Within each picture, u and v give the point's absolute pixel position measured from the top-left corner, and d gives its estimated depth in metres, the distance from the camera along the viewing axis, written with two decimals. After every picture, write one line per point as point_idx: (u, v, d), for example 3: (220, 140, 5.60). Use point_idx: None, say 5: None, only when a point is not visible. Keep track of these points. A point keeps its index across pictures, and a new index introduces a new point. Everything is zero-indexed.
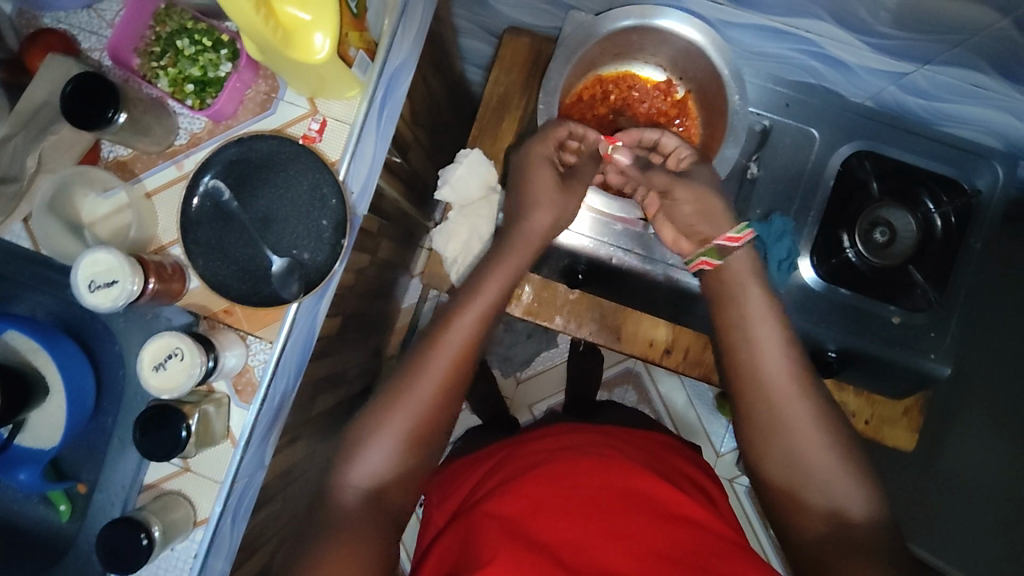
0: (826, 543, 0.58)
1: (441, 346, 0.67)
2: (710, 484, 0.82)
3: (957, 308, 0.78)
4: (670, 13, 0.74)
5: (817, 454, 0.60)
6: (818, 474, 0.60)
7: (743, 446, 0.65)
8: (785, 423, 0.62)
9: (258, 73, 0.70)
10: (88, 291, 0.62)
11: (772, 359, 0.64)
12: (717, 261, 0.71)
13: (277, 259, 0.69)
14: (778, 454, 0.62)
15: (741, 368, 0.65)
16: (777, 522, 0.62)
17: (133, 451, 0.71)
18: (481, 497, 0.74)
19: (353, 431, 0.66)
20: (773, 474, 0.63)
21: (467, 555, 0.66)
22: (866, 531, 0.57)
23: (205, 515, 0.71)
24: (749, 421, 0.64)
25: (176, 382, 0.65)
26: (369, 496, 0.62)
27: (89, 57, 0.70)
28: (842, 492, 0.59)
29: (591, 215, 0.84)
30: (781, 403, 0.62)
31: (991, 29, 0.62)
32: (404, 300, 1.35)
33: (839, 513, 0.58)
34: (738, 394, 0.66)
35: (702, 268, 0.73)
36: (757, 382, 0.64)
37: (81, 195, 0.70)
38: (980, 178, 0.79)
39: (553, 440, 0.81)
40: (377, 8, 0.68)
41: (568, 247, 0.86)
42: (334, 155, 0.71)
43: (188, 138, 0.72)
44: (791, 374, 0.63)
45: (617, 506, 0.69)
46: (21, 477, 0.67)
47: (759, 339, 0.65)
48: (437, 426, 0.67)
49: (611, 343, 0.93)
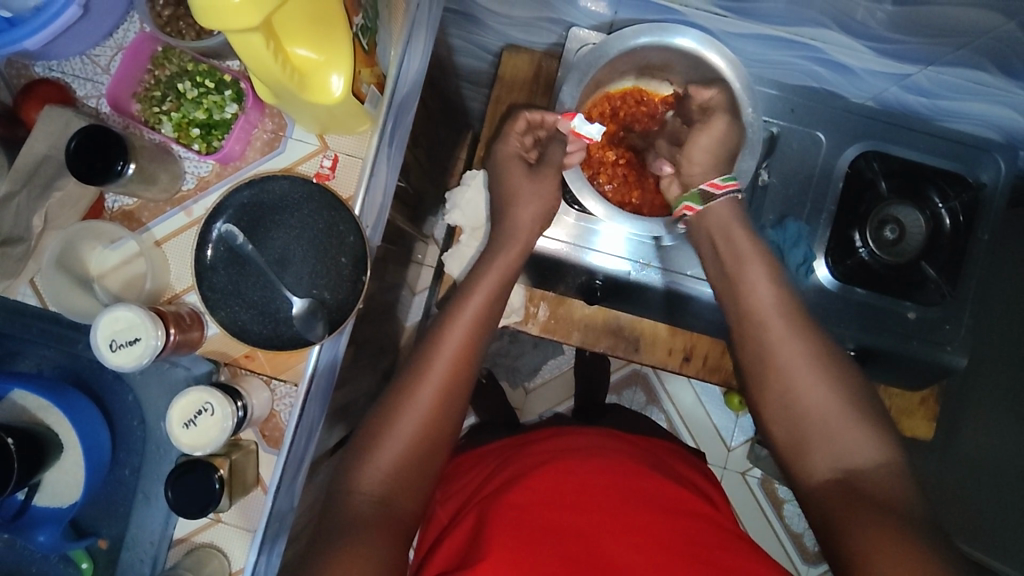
0: (830, 496, 0.59)
1: (437, 354, 0.67)
2: (712, 489, 0.81)
3: (968, 300, 0.83)
4: (686, 31, 0.75)
5: (820, 407, 0.63)
6: (823, 428, 0.62)
7: (752, 407, 0.68)
8: (788, 381, 0.64)
9: (264, 112, 0.69)
10: (110, 350, 0.61)
11: (773, 312, 0.67)
12: (699, 206, 0.74)
13: (297, 301, 0.67)
14: (783, 413, 0.65)
15: (741, 319, 0.69)
16: (791, 476, 0.64)
17: (160, 504, 0.69)
18: (486, 493, 0.71)
19: (360, 442, 0.64)
20: (782, 435, 0.65)
21: (470, 549, 0.64)
22: (876, 481, 0.57)
23: (240, 564, 0.70)
24: (751, 376, 0.68)
25: (208, 437, 0.64)
26: (378, 501, 0.60)
27: (86, 105, 0.68)
28: (850, 451, 0.60)
29: (570, 220, 0.85)
30: (782, 358, 0.65)
31: (998, 31, 0.64)
32: (408, 318, 1.33)
33: (846, 469, 0.59)
34: (744, 339, 0.69)
35: (684, 214, 0.75)
36: (756, 322, 0.68)
37: (88, 248, 0.68)
38: (984, 171, 0.83)
39: (560, 438, 0.79)
40: (384, 40, 0.67)
41: (546, 253, 0.87)
42: (347, 192, 0.70)
43: (196, 182, 0.70)
44: (794, 329, 0.66)
45: (627, 500, 0.68)
46: (40, 539, 0.65)
47: (755, 279, 0.69)
48: (442, 439, 0.66)
49: (631, 353, 0.96)
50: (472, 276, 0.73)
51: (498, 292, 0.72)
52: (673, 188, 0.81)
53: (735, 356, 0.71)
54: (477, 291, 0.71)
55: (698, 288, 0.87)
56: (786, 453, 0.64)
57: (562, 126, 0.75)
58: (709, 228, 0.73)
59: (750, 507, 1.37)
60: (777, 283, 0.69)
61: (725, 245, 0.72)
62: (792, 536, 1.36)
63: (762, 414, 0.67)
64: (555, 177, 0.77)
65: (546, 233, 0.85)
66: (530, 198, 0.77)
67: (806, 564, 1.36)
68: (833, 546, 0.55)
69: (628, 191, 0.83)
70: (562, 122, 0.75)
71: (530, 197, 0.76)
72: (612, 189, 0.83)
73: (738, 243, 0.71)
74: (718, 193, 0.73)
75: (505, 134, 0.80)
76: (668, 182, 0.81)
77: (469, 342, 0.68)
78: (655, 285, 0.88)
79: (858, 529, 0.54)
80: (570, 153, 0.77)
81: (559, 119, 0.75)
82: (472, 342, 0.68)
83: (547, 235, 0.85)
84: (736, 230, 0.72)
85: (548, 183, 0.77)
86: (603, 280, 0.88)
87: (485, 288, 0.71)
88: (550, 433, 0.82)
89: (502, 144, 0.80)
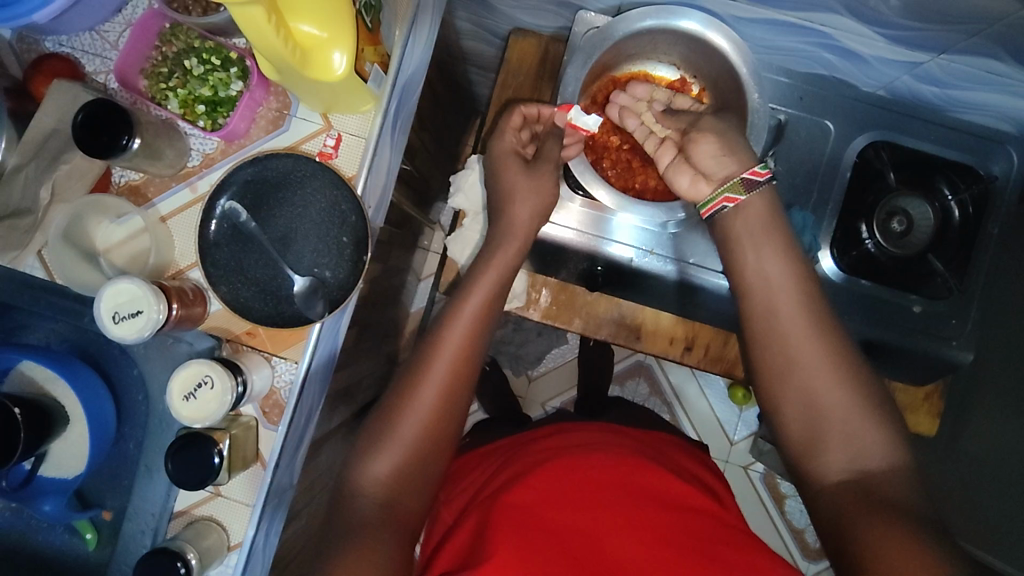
0: (842, 494, 0.56)
1: (440, 350, 0.66)
2: (719, 485, 0.80)
3: (976, 295, 0.82)
4: (690, 14, 0.74)
5: (840, 405, 0.59)
6: (840, 427, 0.59)
7: (764, 402, 0.64)
8: (809, 388, 0.60)
9: (269, 90, 0.69)
10: (113, 322, 0.62)
11: (793, 313, 0.62)
12: (742, 195, 0.65)
13: (299, 278, 0.68)
14: (798, 412, 0.61)
15: (756, 310, 0.64)
16: (798, 470, 0.61)
17: (161, 478, 0.69)
18: (488, 493, 0.71)
19: (364, 439, 0.64)
20: (794, 441, 0.61)
21: (474, 549, 0.64)
22: (886, 482, 0.55)
23: (239, 539, 0.71)
24: (773, 372, 0.62)
25: (208, 411, 0.64)
26: (379, 499, 0.60)
27: (95, 80, 0.69)
28: (861, 459, 0.57)
29: (579, 207, 0.86)
30: (804, 359, 0.61)
31: (1010, 18, 0.62)
32: (414, 303, 1.34)
33: (858, 469, 0.57)
34: (752, 339, 0.64)
35: (723, 207, 0.67)
36: (771, 323, 0.63)
37: (94, 223, 0.69)
38: (996, 163, 0.82)
39: (564, 437, 0.79)
40: (389, 19, 0.68)
41: (554, 240, 0.87)
42: (350, 171, 0.70)
43: (201, 159, 0.71)
44: (814, 326, 0.62)
45: (628, 500, 0.68)
46: (45, 508, 0.66)
47: (773, 279, 0.63)
48: (447, 436, 0.65)
49: (632, 342, 0.98)
50: (475, 262, 0.73)
51: (500, 276, 0.71)
52: (703, 186, 0.70)
53: (748, 352, 0.66)
54: (480, 279, 0.70)
55: (710, 279, 0.86)
56: (795, 450, 0.61)
57: (559, 119, 0.76)
58: (739, 222, 0.66)
59: (752, 502, 1.37)
60: (798, 271, 0.64)
61: (745, 239, 0.66)
62: (791, 530, 1.36)
63: (775, 409, 0.63)
64: (552, 175, 0.76)
65: (552, 220, 0.85)
66: (531, 182, 0.75)
67: (806, 560, 1.35)
68: (839, 541, 0.54)
69: (632, 175, 0.84)
70: (558, 116, 0.76)
71: (530, 184, 0.75)
72: (615, 175, 0.84)
73: (761, 242, 0.65)
74: (761, 181, 0.66)
75: (500, 131, 0.78)
76: (694, 181, 0.71)
77: (471, 330, 0.67)
78: (659, 272, 0.88)
79: (866, 529, 0.52)
80: (566, 147, 0.79)
81: (554, 112, 0.76)
82: (473, 337, 0.67)
83: (555, 222, 0.86)
84: (760, 231, 0.65)
85: (547, 180, 0.76)
86: (604, 267, 0.89)
87: (487, 273, 0.71)
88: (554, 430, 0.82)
89: (498, 140, 0.78)
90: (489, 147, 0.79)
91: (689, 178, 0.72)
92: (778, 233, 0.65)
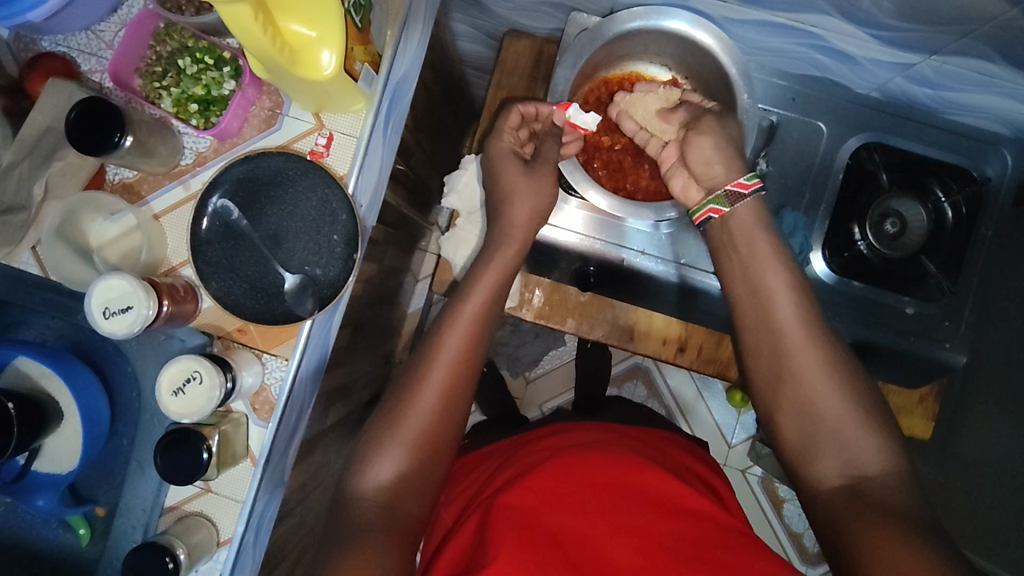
0: (838, 504, 0.56)
1: (439, 351, 0.66)
2: (722, 486, 0.80)
3: (970, 296, 0.82)
4: (678, 14, 0.75)
5: (834, 416, 0.58)
6: (834, 436, 0.58)
7: (762, 411, 0.63)
8: (808, 394, 0.59)
9: (262, 89, 0.70)
10: (104, 317, 0.62)
11: (792, 320, 0.62)
12: (726, 208, 0.66)
13: (289, 276, 0.69)
14: (798, 420, 0.60)
15: (755, 320, 0.63)
16: (796, 479, 0.61)
17: (151, 473, 0.69)
18: (487, 494, 0.71)
19: (365, 442, 0.64)
20: (792, 444, 0.60)
21: (473, 552, 0.64)
22: (880, 490, 0.55)
23: (228, 535, 0.70)
24: (761, 380, 0.63)
25: (197, 406, 0.65)
26: (383, 505, 0.60)
27: (90, 79, 0.70)
28: (861, 459, 0.56)
29: (580, 212, 0.87)
30: (791, 365, 0.60)
31: (999, 19, 0.62)
32: (410, 304, 1.34)
33: (853, 474, 0.56)
34: (749, 347, 0.64)
35: (709, 218, 0.68)
36: (770, 329, 0.62)
37: (89, 219, 0.69)
38: (990, 166, 0.83)
39: (561, 438, 0.79)
40: (380, 19, 0.68)
41: (554, 242, 0.88)
42: (341, 169, 0.71)
43: (194, 157, 0.71)
44: (813, 332, 0.61)
45: (627, 504, 0.68)
46: (38, 503, 0.66)
47: (773, 285, 0.63)
48: (445, 442, 0.65)
49: (624, 342, 0.97)
50: (474, 263, 0.73)
51: (495, 272, 0.71)
52: (694, 193, 0.73)
53: (741, 360, 0.65)
54: (478, 280, 0.71)
55: (709, 282, 0.88)
56: (791, 458, 0.61)
57: (558, 117, 0.77)
58: (732, 230, 0.66)
59: (750, 505, 1.36)
60: (795, 279, 0.64)
61: (742, 249, 0.65)
62: (788, 534, 1.35)
63: (773, 419, 0.62)
64: (551, 176, 0.76)
65: (552, 222, 0.87)
66: (528, 182, 0.75)
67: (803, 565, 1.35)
68: (834, 547, 0.54)
69: (623, 176, 0.84)
70: (558, 113, 0.77)
71: (527, 183, 0.75)
72: (605, 174, 0.84)
73: (756, 249, 0.64)
74: (746, 193, 0.66)
75: (499, 129, 0.77)
76: (686, 185, 0.74)
77: (469, 333, 0.67)
78: (654, 273, 0.89)
79: (865, 530, 0.52)
80: (566, 144, 0.79)
81: (551, 112, 0.77)
82: (472, 340, 0.67)
83: (555, 224, 0.87)
84: (756, 237, 0.65)
85: (546, 180, 0.76)
86: (596, 267, 0.91)
87: (486, 275, 0.71)
88: (551, 431, 0.82)
89: (495, 139, 0.77)
90: (488, 147, 0.78)
91: (682, 182, 0.74)
92: (769, 240, 0.65)
